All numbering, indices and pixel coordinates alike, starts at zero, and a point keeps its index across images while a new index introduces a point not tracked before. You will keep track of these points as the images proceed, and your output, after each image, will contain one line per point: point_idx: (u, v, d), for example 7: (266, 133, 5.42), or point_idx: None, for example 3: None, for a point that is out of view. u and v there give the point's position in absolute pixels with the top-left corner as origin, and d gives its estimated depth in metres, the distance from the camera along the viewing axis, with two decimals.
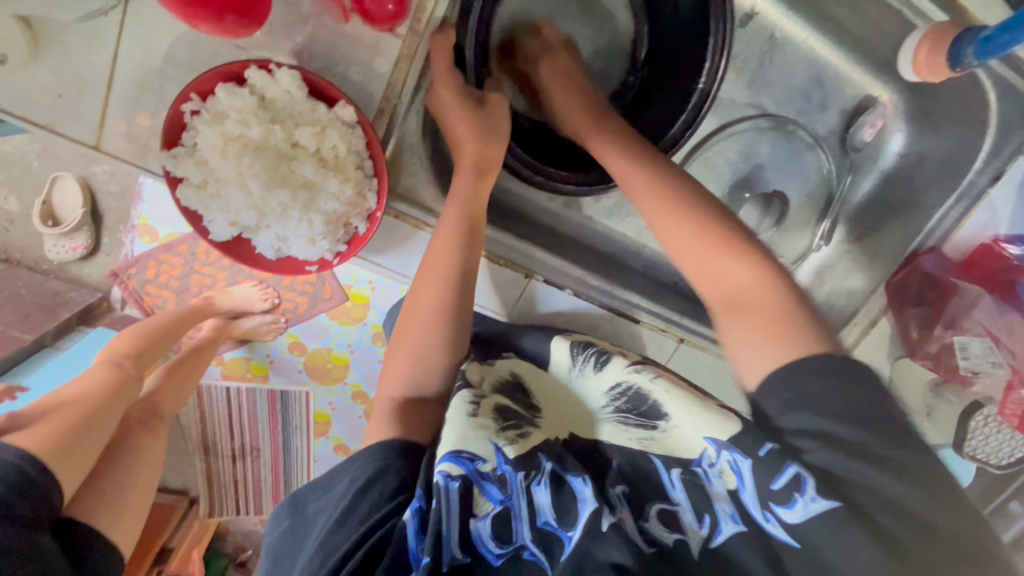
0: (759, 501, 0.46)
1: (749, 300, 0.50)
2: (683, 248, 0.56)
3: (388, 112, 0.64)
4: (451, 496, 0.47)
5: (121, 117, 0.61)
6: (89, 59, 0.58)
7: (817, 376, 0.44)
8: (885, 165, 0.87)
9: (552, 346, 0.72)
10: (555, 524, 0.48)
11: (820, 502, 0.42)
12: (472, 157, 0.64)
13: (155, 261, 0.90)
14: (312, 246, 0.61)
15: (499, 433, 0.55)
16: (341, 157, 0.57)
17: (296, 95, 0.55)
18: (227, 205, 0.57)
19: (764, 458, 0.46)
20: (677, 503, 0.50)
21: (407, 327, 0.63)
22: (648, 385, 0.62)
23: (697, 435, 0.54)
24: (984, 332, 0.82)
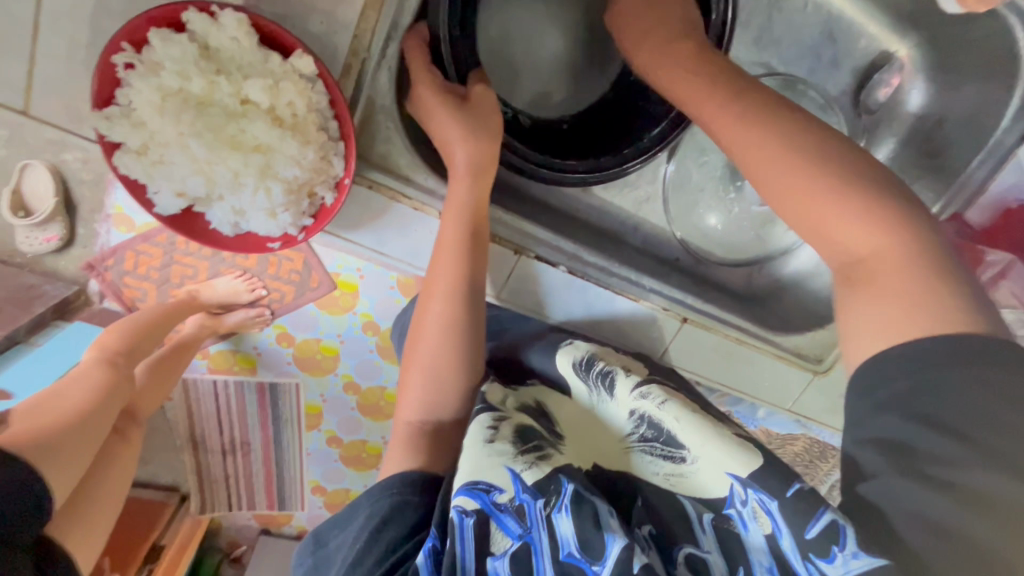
0: (799, 550, 0.38)
1: (866, 273, 0.40)
2: (787, 198, 0.43)
3: (357, 69, 0.57)
4: (465, 536, 0.41)
5: (54, 77, 0.54)
6: (7, 8, 0.50)
7: (947, 347, 0.35)
8: (902, 126, 0.81)
9: (557, 360, 0.64)
10: (580, 556, 0.41)
11: (864, 559, 0.33)
12: (464, 158, 0.57)
13: (132, 252, 0.77)
14: (272, 220, 0.54)
15: (517, 456, 0.47)
16: (300, 116, 0.50)
17: (245, 43, 0.47)
18: (171, 174, 0.50)
19: (793, 502, 0.39)
20: (707, 550, 0.43)
21: (416, 346, 0.58)
22: (658, 410, 0.54)
23: (717, 469, 0.46)
24: (1016, 303, 0.79)
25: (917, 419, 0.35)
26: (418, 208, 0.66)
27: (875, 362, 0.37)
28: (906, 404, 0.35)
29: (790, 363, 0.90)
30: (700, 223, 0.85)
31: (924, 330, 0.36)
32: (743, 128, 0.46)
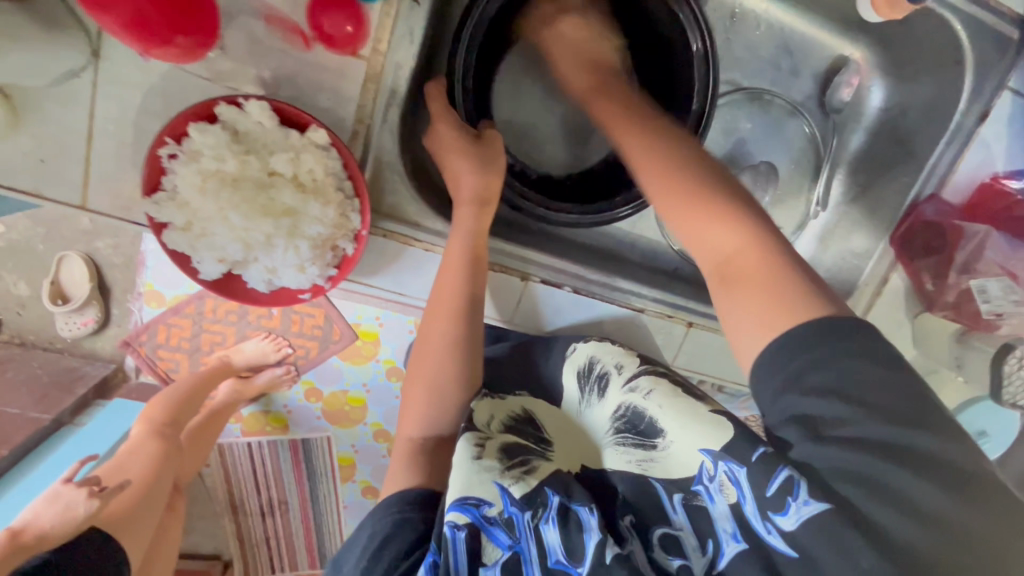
0: (759, 512, 0.45)
1: (739, 272, 0.45)
2: (669, 208, 0.50)
3: (363, 134, 0.65)
4: (458, 549, 0.46)
5: (104, 173, 0.62)
6: (65, 121, 0.59)
7: (818, 333, 0.40)
8: (868, 120, 0.87)
9: (562, 373, 0.74)
10: (566, 563, 0.47)
11: (813, 505, 0.41)
12: (471, 189, 0.64)
13: (164, 326, 0.84)
14: (301, 273, 0.60)
15: (505, 471, 0.53)
16: (319, 181, 0.57)
17: (268, 125, 0.55)
18: (212, 243, 0.57)
19: (759, 464, 0.46)
20: (679, 527, 0.50)
21: (419, 365, 0.64)
22: (643, 400, 0.63)
23: (693, 446, 0.54)
24: (1001, 270, 0.77)
25: (835, 396, 0.39)
26: (428, 249, 0.73)
27: (768, 351, 0.42)
28: (840, 387, 0.39)
29: None
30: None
31: (801, 318, 0.41)
32: (656, 172, 0.52)
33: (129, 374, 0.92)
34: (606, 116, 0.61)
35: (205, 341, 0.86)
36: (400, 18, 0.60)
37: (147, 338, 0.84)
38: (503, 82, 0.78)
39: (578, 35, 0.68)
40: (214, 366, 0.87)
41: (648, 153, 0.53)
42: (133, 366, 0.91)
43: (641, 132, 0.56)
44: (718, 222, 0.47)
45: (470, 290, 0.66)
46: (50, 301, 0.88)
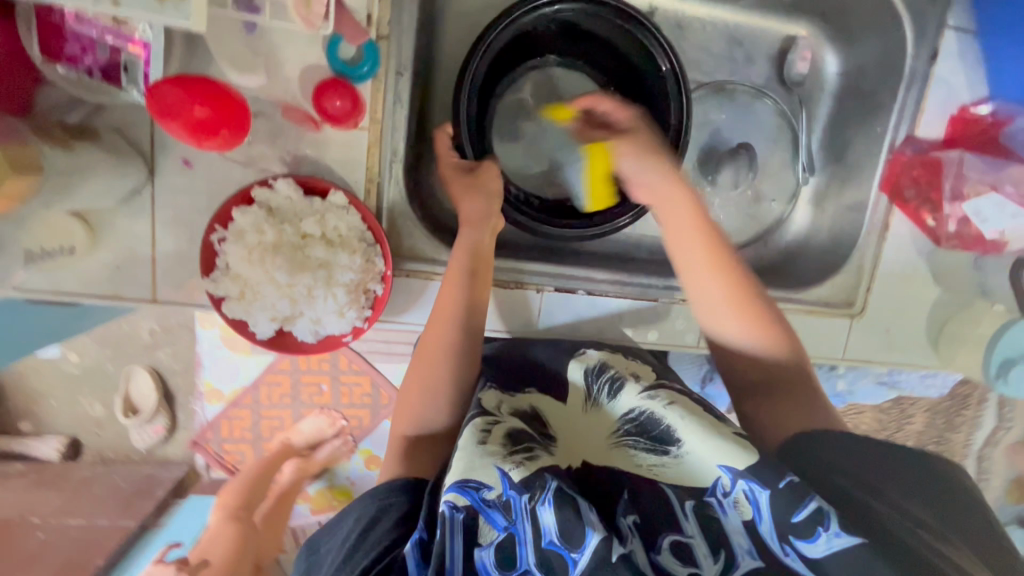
0: (776, 533, 0.52)
1: (783, 386, 0.69)
2: (698, 278, 0.70)
3: (374, 190, 0.75)
4: (455, 527, 0.52)
5: (168, 267, 0.72)
6: (133, 230, 0.70)
7: (884, 476, 0.58)
8: (831, 86, 0.94)
9: (567, 366, 0.78)
10: (559, 544, 0.52)
11: (844, 537, 0.49)
12: (472, 211, 0.75)
13: (225, 419, 0.95)
14: (342, 318, 0.68)
15: (507, 457, 0.59)
16: (344, 235, 0.66)
17: (296, 198, 0.65)
18: (264, 306, 0.66)
19: (783, 492, 0.52)
20: (690, 535, 0.55)
21: (418, 366, 0.73)
22: (665, 411, 0.67)
23: (710, 462, 0.59)
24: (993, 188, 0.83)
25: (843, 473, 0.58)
26: None
27: (811, 435, 0.63)
28: (863, 486, 0.57)
29: (828, 315, 0.92)
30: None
31: (841, 433, 0.62)
32: (706, 271, 0.69)
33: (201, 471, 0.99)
34: (676, 221, 0.71)
35: (265, 427, 0.95)
36: (388, 90, 0.72)
37: (212, 434, 0.94)
38: (506, 123, 0.91)
39: (648, 147, 0.73)
40: (278, 451, 0.95)
41: (718, 279, 0.69)
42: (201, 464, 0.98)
43: (715, 264, 0.70)
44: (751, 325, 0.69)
45: (469, 299, 0.74)
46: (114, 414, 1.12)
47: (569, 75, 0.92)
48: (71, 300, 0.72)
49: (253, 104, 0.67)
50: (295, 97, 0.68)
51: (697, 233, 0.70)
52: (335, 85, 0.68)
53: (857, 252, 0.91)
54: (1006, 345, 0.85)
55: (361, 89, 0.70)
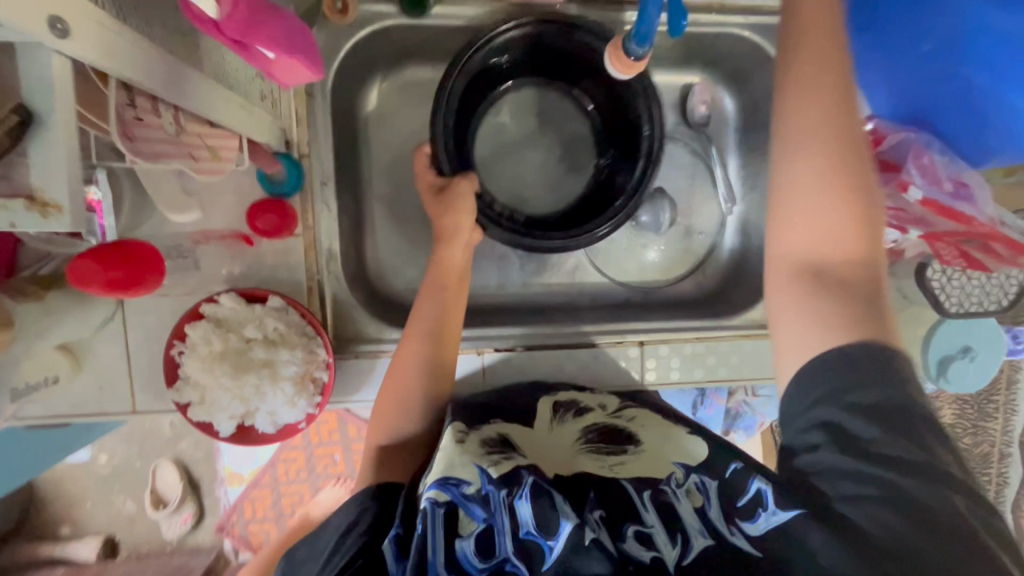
0: (726, 519, 0.61)
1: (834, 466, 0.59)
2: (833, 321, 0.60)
3: (316, 287, 0.83)
4: (436, 520, 0.58)
5: (146, 380, 0.82)
6: (115, 353, 0.81)
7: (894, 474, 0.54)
8: (733, 121, 1.03)
9: (537, 407, 0.83)
10: (536, 534, 0.57)
11: (782, 512, 0.57)
12: (441, 229, 0.84)
13: (250, 500, 1.36)
14: (294, 408, 0.76)
15: (484, 457, 0.66)
16: (284, 333, 0.75)
17: (238, 307, 0.74)
18: (220, 408, 0.74)
19: (735, 484, 0.63)
20: (650, 525, 0.61)
21: (392, 381, 0.81)
22: (624, 424, 0.80)
23: (666, 463, 0.70)
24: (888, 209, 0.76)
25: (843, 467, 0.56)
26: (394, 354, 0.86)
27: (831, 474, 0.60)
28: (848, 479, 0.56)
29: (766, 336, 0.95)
30: (641, 257, 1.04)
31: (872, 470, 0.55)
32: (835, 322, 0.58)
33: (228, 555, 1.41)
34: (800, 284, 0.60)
35: (287, 503, 1.33)
36: (317, 199, 0.82)
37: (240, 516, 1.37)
38: (485, 151, 0.97)
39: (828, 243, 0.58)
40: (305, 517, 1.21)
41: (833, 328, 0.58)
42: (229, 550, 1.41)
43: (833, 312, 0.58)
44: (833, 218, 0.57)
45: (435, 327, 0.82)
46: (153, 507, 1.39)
47: (542, 94, 0.98)
48: (64, 421, 0.81)
49: (199, 232, 0.77)
50: (234, 219, 0.78)
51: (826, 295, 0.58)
52: (266, 205, 0.78)
53: None
54: (939, 346, 0.87)
55: (292, 202, 0.80)
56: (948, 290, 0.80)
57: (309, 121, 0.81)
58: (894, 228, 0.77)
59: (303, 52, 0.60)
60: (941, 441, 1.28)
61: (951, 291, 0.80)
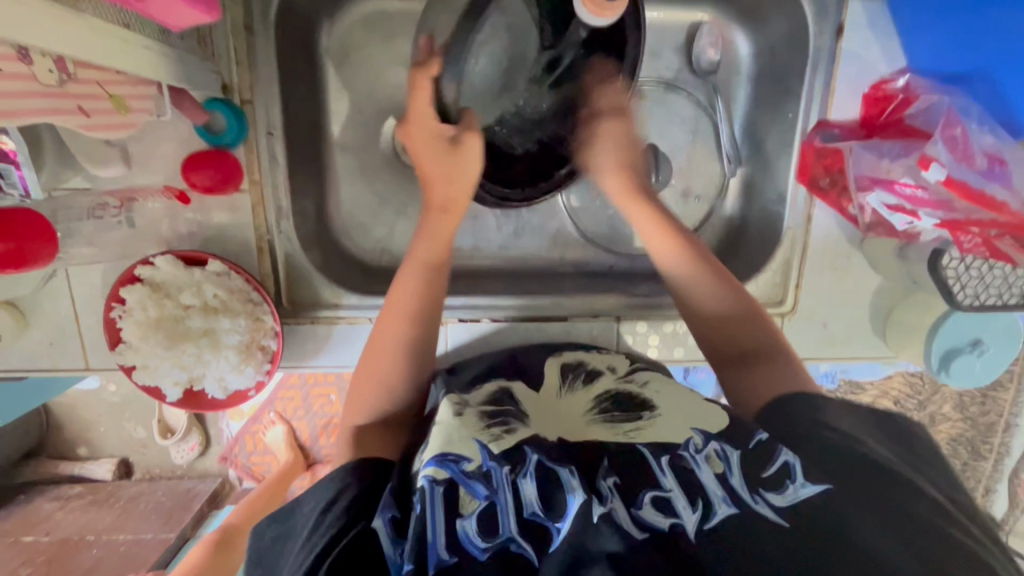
0: (748, 485, 0.49)
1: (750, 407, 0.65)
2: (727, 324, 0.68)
3: (267, 248, 0.78)
4: (434, 500, 0.48)
5: (93, 340, 0.78)
6: (56, 310, 0.76)
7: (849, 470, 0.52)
8: (746, 68, 0.87)
9: (545, 368, 0.75)
10: (543, 515, 0.48)
11: (809, 486, 0.49)
12: (440, 194, 0.69)
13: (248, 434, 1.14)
14: (242, 375, 0.73)
15: (483, 431, 0.55)
16: (225, 300, 0.70)
17: (175, 270, 0.69)
18: (162, 374, 0.71)
19: (754, 450, 0.52)
20: (668, 489, 0.49)
21: (370, 358, 0.68)
22: (637, 389, 0.65)
23: (689, 427, 0.55)
24: (895, 195, 0.67)
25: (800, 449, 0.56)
26: (351, 321, 0.82)
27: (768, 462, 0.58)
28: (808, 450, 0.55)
29: None
30: (633, 223, 0.93)
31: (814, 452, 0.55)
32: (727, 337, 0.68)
33: (233, 484, 1.20)
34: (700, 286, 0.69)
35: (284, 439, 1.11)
36: (263, 151, 0.74)
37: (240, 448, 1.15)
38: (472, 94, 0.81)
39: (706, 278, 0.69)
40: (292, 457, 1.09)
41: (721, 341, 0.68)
42: (233, 478, 1.19)
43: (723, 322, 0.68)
44: (724, 287, 0.69)
45: (424, 294, 0.69)
46: (161, 434, 1.12)
47: None
48: (17, 375, 0.79)
49: (136, 186, 0.71)
50: (172, 173, 0.71)
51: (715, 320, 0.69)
52: (206, 160, 0.71)
53: (780, 246, 0.86)
54: (946, 337, 0.80)
55: (236, 154, 0.73)
56: (964, 278, 0.70)
57: (250, 62, 0.72)
58: (904, 212, 0.67)
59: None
60: (973, 422, 1.07)
61: (968, 282, 0.70)
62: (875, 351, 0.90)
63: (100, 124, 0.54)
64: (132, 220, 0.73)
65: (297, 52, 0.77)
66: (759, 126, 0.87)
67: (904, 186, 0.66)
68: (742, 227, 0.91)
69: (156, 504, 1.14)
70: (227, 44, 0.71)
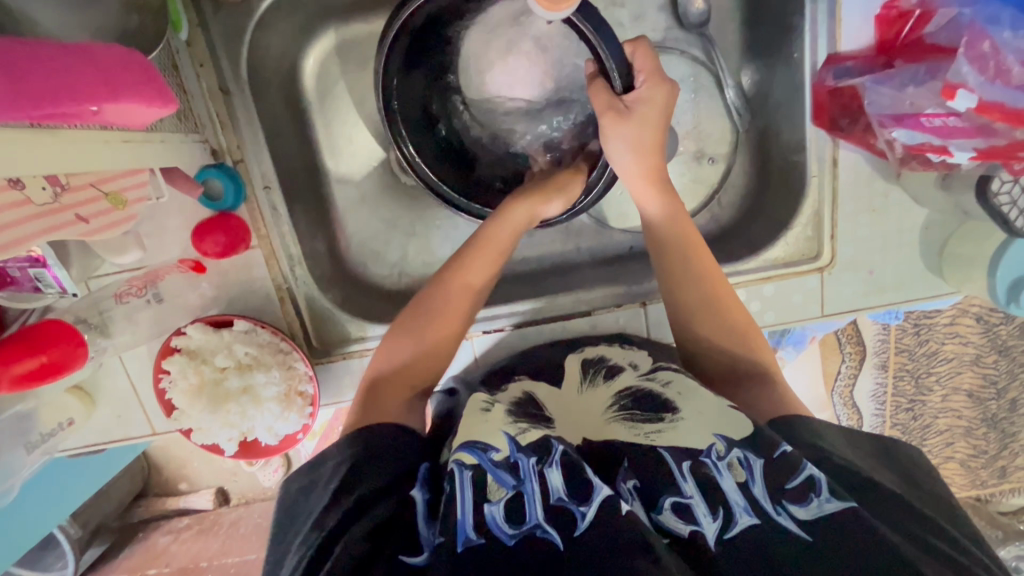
0: (769, 496, 0.51)
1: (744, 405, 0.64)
2: (729, 331, 0.68)
3: (287, 297, 0.79)
4: (465, 484, 0.51)
5: (151, 407, 0.83)
6: (114, 387, 0.82)
7: (867, 492, 0.53)
8: (739, 11, 0.81)
9: (565, 363, 0.77)
10: (567, 499, 0.50)
11: (834, 502, 0.50)
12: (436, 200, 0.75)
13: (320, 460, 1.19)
14: (287, 422, 0.76)
15: (512, 424, 0.58)
16: (257, 355, 0.73)
17: (207, 336, 0.73)
18: (215, 433, 0.75)
19: (777, 461, 0.53)
20: (688, 496, 0.52)
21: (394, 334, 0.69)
22: (659, 389, 0.66)
23: (708, 432, 0.57)
24: (933, 124, 0.60)
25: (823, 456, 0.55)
26: None
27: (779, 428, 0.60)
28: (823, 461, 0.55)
29: (791, 275, 0.81)
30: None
31: (840, 464, 0.55)
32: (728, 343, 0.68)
33: None
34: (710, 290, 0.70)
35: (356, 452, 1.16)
36: (264, 206, 0.76)
37: None
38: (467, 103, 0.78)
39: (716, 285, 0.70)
40: None
41: (721, 347, 0.68)
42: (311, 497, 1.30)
43: (728, 326, 0.69)
44: (722, 315, 0.69)
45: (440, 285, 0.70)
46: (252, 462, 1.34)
47: None
48: (95, 447, 0.86)
49: (155, 264, 0.75)
50: (185, 244, 0.75)
51: (724, 328, 0.69)
52: (212, 226, 0.73)
53: (806, 197, 0.79)
54: (1011, 265, 0.73)
55: (240, 214, 0.75)
56: (1022, 203, 0.64)
57: (234, 122, 0.73)
58: (934, 147, 0.62)
59: (128, 83, 0.43)
60: None
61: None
62: (932, 291, 0.81)
63: (104, 224, 0.57)
64: (158, 295, 0.76)
65: (277, 100, 0.77)
66: (764, 71, 0.81)
67: (932, 117, 0.60)
68: (761, 182, 0.85)
69: (254, 526, 1.35)
70: (208, 110, 0.72)
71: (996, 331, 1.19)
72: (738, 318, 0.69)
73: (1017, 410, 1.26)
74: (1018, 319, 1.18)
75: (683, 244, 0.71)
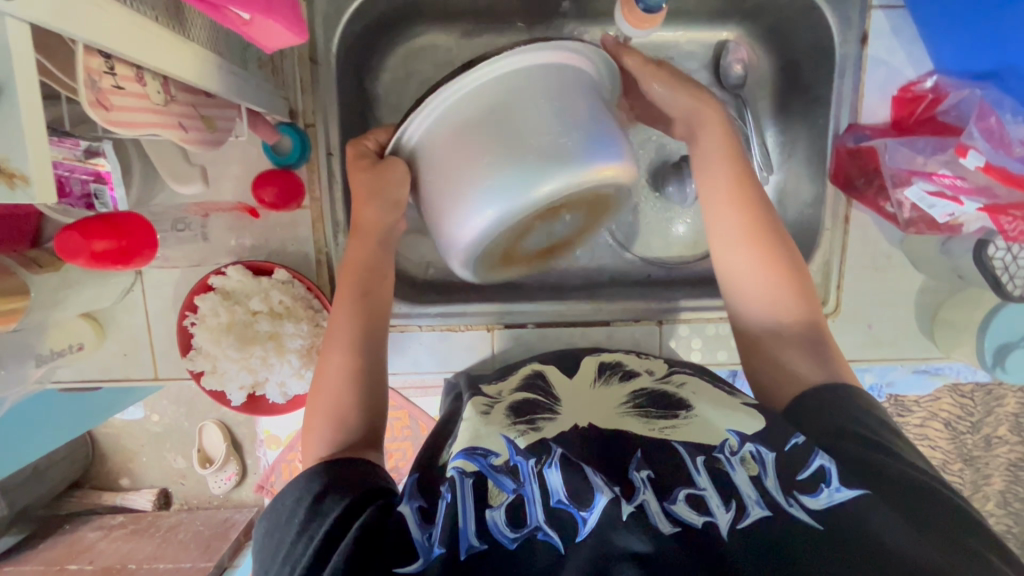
0: (782, 488, 0.51)
1: (798, 370, 0.66)
2: (788, 302, 0.68)
3: (326, 261, 0.82)
4: (466, 491, 0.52)
5: (161, 350, 0.83)
6: (132, 322, 0.82)
7: (886, 472, 0.54)
8: (772, 81, 0.90)
9: (584, 364, 0.80)
10: (568, 503, 0.50)
11: (845, 490, 0.51)
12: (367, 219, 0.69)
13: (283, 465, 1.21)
14: (302, 379, 0.76)
15: (510, 428, 0.62)
16: (289, 305, 0.74)
17: (244, 278, 0.74)
18: (229, 378, 0.75)
19: (790, 453, 0.54)
20: (702, 488, 0.51)
21: (319, 400, 0.66)
22: (674, 390, 0.69)
23: (721, 429, 0.58)
24: (936, 184, 0.70)
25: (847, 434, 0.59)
26: (402, 329, 0.87)
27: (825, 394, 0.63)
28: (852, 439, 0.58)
29: None
30: (667, 231, 0.93)
31: (861, 443, 0.57)
32: (788, 313, 0.68)
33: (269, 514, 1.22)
34: (759, 267, 0.69)
35: None
36: (324, 170, 0.80)
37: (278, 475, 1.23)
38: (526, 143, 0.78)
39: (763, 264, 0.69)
40: None
41: (778, 318, 0.68)
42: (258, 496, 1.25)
43: (787, 295, 0.69)
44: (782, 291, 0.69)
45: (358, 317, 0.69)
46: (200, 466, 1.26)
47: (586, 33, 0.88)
48: (92, 383, 0.84)
49: (210, 202, 0.78)
50: (243, 191, 0.78)
51: (784, 296, 0.69)
52: (272, 176, 0.76)
53: (817, 248, 0.86)
54: (998, 333, 0.78)
55: (298, 173, 0.79)
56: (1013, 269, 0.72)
57: (315, 90, 0.79)
58: (944, 198, 0.70)
59: (279, 11, 0.50)
60: None
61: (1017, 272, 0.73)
62: (925, 352, 0.88)
63: (197, 140, 0.61)
64: (205, 233, 0.79)
65: (352, 80, 0.83)
66: (790, 133, 0.89)
67: (942, 177, 0.70)
68: None
69: (193, 534, 1.23)
70: (294, 73, 0.78)
71: (963, 439, 1.23)
72: (793, 284, 0.69)
73: (981, 522, 1.29)
74: (983, 431, 1.23)
75: (735, 260, 0.70)
